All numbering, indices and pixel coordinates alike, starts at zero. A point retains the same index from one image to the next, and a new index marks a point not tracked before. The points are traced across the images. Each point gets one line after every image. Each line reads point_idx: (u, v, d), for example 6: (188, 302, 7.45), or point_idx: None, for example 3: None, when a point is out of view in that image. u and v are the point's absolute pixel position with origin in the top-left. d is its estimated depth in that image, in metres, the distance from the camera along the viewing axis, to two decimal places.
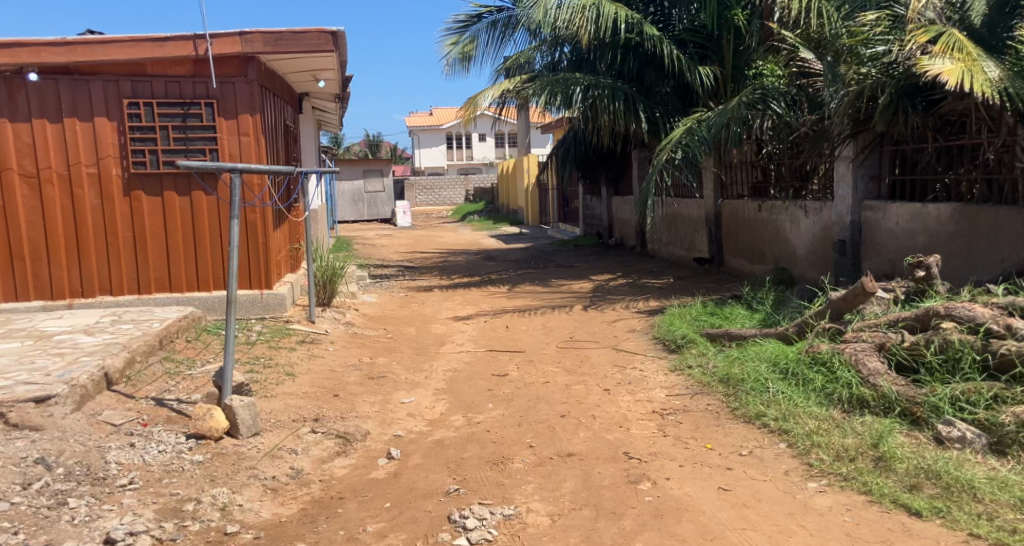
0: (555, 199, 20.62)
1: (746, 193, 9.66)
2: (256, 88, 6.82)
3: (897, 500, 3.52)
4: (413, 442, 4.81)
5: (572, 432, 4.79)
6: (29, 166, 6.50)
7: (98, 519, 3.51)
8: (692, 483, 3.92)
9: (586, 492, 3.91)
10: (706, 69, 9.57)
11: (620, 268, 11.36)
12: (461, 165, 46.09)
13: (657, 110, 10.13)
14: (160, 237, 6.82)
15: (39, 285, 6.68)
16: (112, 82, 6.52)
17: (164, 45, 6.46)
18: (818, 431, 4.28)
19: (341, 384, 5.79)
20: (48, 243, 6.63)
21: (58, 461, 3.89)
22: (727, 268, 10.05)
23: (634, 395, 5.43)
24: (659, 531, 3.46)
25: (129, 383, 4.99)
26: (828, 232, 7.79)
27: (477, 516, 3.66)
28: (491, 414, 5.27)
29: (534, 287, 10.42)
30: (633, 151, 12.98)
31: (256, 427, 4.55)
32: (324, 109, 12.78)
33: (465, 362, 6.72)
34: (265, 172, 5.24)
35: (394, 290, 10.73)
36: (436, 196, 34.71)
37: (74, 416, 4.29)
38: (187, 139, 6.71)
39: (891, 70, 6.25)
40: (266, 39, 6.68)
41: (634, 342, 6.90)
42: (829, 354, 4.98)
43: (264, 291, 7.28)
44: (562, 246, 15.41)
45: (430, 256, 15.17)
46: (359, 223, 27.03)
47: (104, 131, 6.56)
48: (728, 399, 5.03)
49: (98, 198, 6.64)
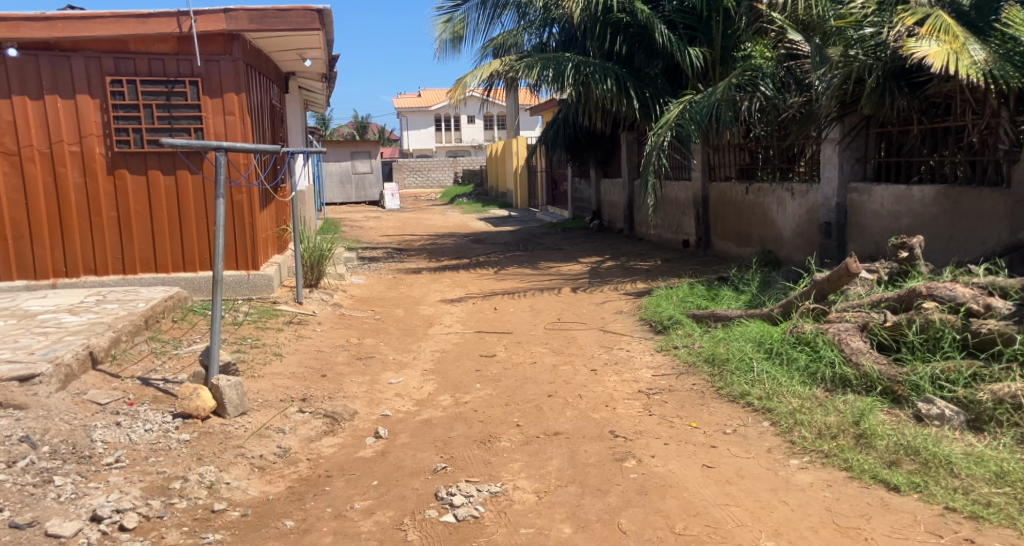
0: (544, 181, 20.60)
1: (733, 175, 9.66)
2: (241, 67, 6.76)
3: (877, 476, 3.58)
4: (401, 421, 4.84)
5: (559, 412, 4.82)
6: (9, 143, 6.42)
7: (84, 497, 3.52)
8: (676, 460, 3.97)
9: (573, 470, 3.95)
10: (696, 49, 9.55)
11: (608, 251, 11.41)
12: (450, 147, 45.91)
13: (646, 90, 10.12)
14: (145, 217, 6.77)
15: (22, 264, 6.63)
16: (95, 59, 6.44)
17: (147, 21, 6.39)
18: (801, 409, 4.32)
19: (329, 364, 5.81)
20: (30, 222, 6.57)
21: (43, 439, 3.87)
22: (714, 251, 10.09)
23: (621, 375, 5.48)
24: (644, 506, 3.51)
25: (115, 361, 4.96)
26: (814, 214, 7.83)
27: (464, 493, 3.70)
28: (479, 394, 5.30)
29: (522, 270, 10.43)
30: (622, 134, 12.89)
31: (242, 407, 4.56)
32: (310, 88, 12.72)
33: (453, 343, 6.74)
34: (251, 150, 5.16)
35: (382, 272, 10.75)
36: (425, 177, 34.57)
37: (58, 395, 4.27)
38: (171, 118, 6.65)
39: (879, 52, 6.30)
40: (252, 17, 6.63)
41: (621, 323, 6.94)
42: (813, 334, 5.02)
43: (251, 272, 7.27)
44: (551, 229, 15.43)
45: (417, 238, 15.10)
46: (347, 205, 26.95)
47: (88, 109, 6.49)
48: (713, 379, 5.08)
49: (81, 177, 6.58)
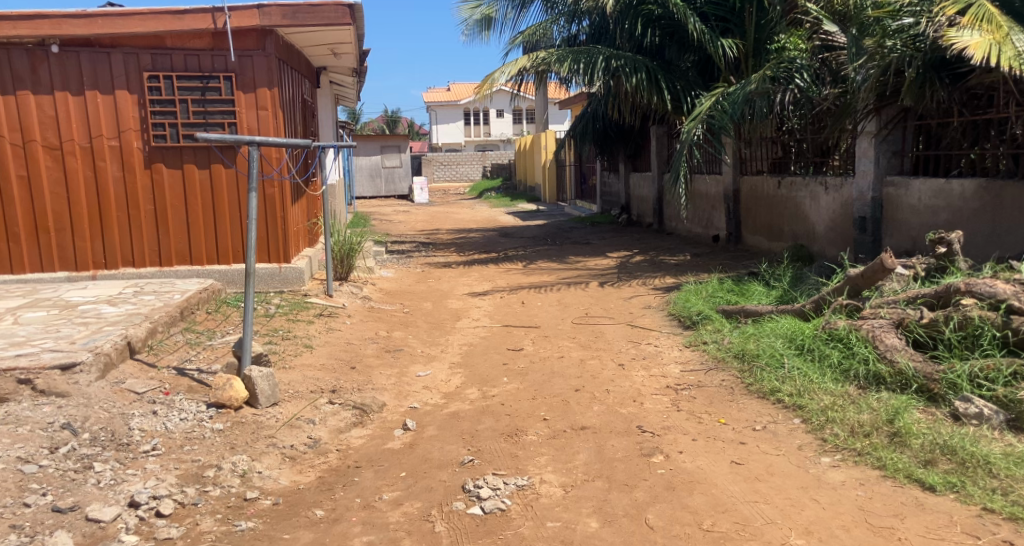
0: (573, 175, 20.50)
1: (765, 169, 9.54)
2: (274, 61, 6.84)
3: (912, 475, 3.54)
4: (429, 413, 4.88)
5: (586, 406, 4.83)
6: (51, 138, 6.57)
7: (122, 483, 3.60)
8: (705, 456, 3.95)
9: (600, 464, 3.96)
10: (728, 40, 9.42)
11: (637, 245, 11.36)
12: (479, 141, 45.96)
13: (677, 83, 10.05)
14: (181, 210, 6.89)
15: (63, 256, 6.78)
16: (133, 54, 6.57)
17: (183, 18, 6.48)
18: (833, 406, 4.28)
19: (358, 356, 5.87)
20: (71, 215, 6.72)
21: (84, 426, 3.96)
22: (745, 245, 9.99)
23: (649, 370, 5.46)
24: (671, 502, 3.51)
25: (152, 351, 5.07)
26: (848, 209, 7.73)
27: (491, 486, 3.73)
28: (506, 388, 5.33)
29: (550, 264, 10.44)
30: (651, 127, 12.80)
31: (274, 398, 4.63)
32: (341, 83, 12.84)
33: (481, 336, 6.77)
34: (284, 144, 5.22)
35: (411, 265, 10.83)
36: (453, 171, 34.65)
37: (98, 383, 4.35)
38: (206, 113, 6.74)
39: (918, 42, 6.21)
40: (284, 13, 6.69)
41: (649, 318, 6.92)
42: (846, 330, 4.96)
43: (283, 265, 7.37)
44: (579, 223, 15.40)
45: (445, 232, 15.16)
46: (377, 198, 27.16)
47: (126, 104, 6.62)
48: (743, 375, 5.04)
49: (119, 170, 6.71)
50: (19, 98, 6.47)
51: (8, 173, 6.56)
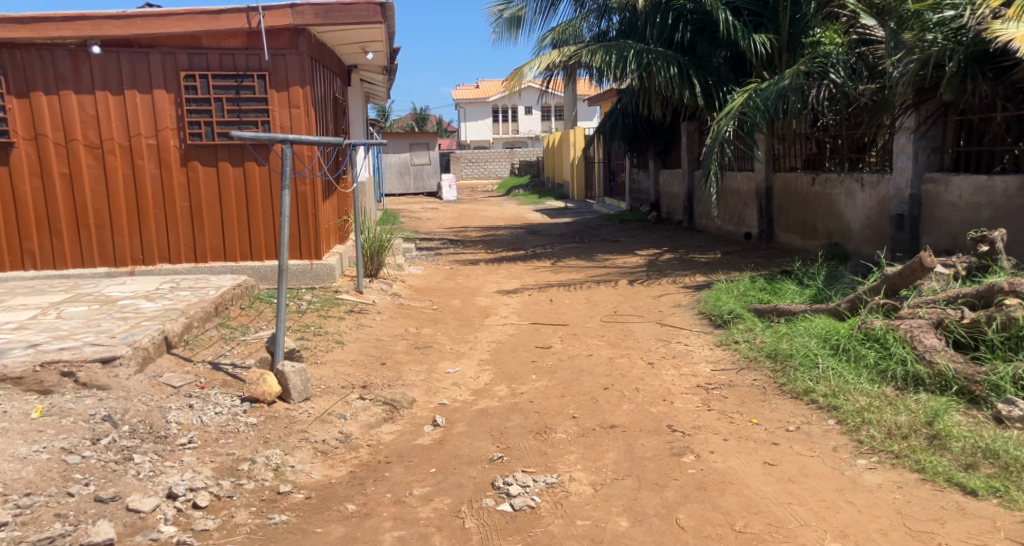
0: (602, 172, 20.40)
1: (799, 165, 9.42)
2: (306, 60, 6.90)
3: (953, 479, 3.48)
4: (458, 410, 4.90)
5: (615, 404, 4.82)
6: (92, 136, 6.71)
7: (161, 475, 3.67)
8: (736, 457, 3.92)
9: (630, 463, 3.95)
10: (761, 35, 9.31)
11: (666, 243, 11.30)
12: (507, 138, 45.95)
13: (709, 78, 9.97)
14: (216, 207, 7.00)
15: (103, 252, 6.92)
16: (170, 54, 6.68)
17: (218, 18, 6.56)
18: (870, 407, 4.22)
19: (388, 352, 5.92)
20: (111, 212, 6.86)
21: (124, 419, 4.04)
22: (777, 243, 9.88)
23: (679, 369, 5.43)
24: (703, 502, 3.49)
25: (187, 346, 5.15)
26: (885, 206, 7.60)
27: (521, 483, 3.74)
28: (535, 385, 5.33)
29: (578, 262, 10.41)
30: (682, 124, 12.68)
31: (306, 393, 4.69)
32: (372, 81, 12.92)
33: (509, 334, 6.78)
34: (316, 142, 5.26)
35: (440, 262, 10.87)
36: (482, 169, 34.71)
37: (137, 377, 4.43)
38: (240, 111, 6.84)
39: (960, 35, 6.08)
40: (317, 11, 6.75)
41: (679, 317, 6.88)
42: (882, 330, 4.89)
43: (314, 261, 7.45)
44: (607, 220, 15.33)
45: (474, 230, 15.20)
46: (406, 196, 27.31)
47: (164, 104, 6.74)
48: (776, 375, 4.98)
49: (157, 168, 6.84)
50: (62, 98, 6.61)
51: (51, 171, 6.71)
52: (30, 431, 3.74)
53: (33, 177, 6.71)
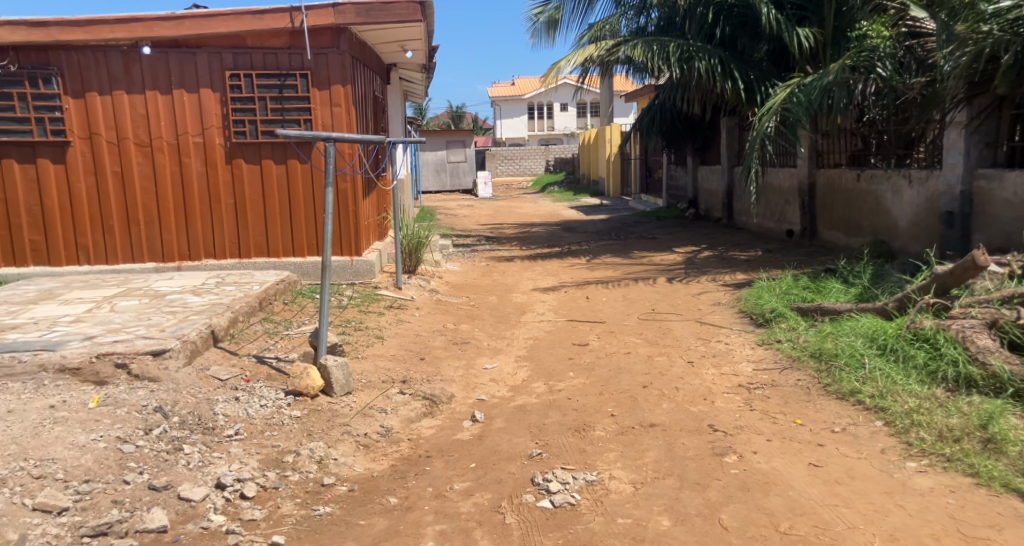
0: (639, 168, 20.26)
1: (843, 161, 9.25)
2: (347, 59, 6.97)
3: (1008, 484, 3.39)
4: (496, 406, 4.92)
5: (655, 403, 4.79)
6: (142, 135, 6.87)
7: (210, 465, 3.74)
8: (780, 457, 3.87)
9: (671, 462, 3.92)
10: (805, 29, 9.14)
11: (705, 240, 11.18)
12: (543, 134, 45.88)
13: (751, 73, 9.85)
14: (259, 204, 7.11)
15: (152, 248, 7.08)
16: (216, 54, 6.80)
17: (263, 17, 6.67)
18: (919, 409, 4.13)
19: (426, 348, 5.96)
20: (159, 208, 7.01)
21: (174, 410, 4.13)
22: (820, 241, 9.71)
23: (719, 368, 5.38)
24: (746, 503, 3.45)
25: (233, 340, 5.25)
26: (934, 203, 7.42)
27: (561, 480, 3.73)
28: (573, 382, 5.32)
29: (615, 259, 10.36)
30: (722, 119, 12.51)
31: (348, 387, 4.74)
32: (410, 79, 13.01)
33: (546, 330, 6.78)
34: (358, 141, 5.32)
35: (476, 259, 10.91)
36: (517, 165, 34.71)
37: (185, 369, 4.52)
38: (283, 110, 6.93)
39: (1016, 27, 5.92)
40: (358, 11, 6.83)
41: (719, 315, 6.81)
42: (932, 330, 4.78)
43: (354, 258, 7.53)
44: (644, 217, 15.23)
45: (509, 227, 15.22)
46: (441, 193, 27.44)
47: (210, 103, 6.86)
48: (820, 375, 4.91)
49: (203, 166, 6.97)
50: (114, 98, 6.77)
51: (104, 169, 6.88)
52: (87, 420, 3.85)
53: (87, 174, 6.88)
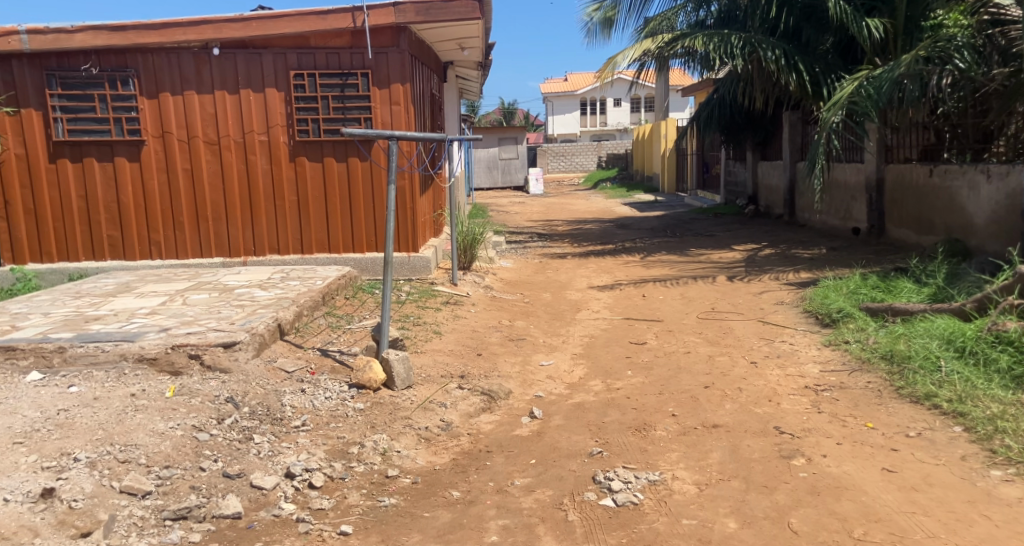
0: (695, 164, 19.94)
1: (915, 156, 8.93)
2: (407, 58, 7.01)
3: None
4: (554, 403, 4.89)
5: (717, 404, 4.69)
6: (210, 134, 7.04)
7: (279, 454, 3.81)
8: (852, 462, 3.75)
9: (736, 464, 3.84)
10: (874, 20, 8.84)
11: (764, 238, 10.95)
12: (595, 131, 45.60)
13: (817, 66, 9.59)
14: (321, 201, 7.21)
15: (220, 243, 7.26)
16: (281, 55, 6.92)
17: (326, 17, 6.77)
18: (1003, 415, 3.96)
19: (483, 343, 5.97)
20: (226, 205, 7.18)
21: (244, 400, 4.22)
22: (889, 239, 9.41)
23: (784, 369, 5.24)
24: (816, 508, 3.35)
25: (298, 333, 5.34)
26: (1015, 200, 7.12)
27: (622, 479, 3.68)
28: (631, 381, 5.25)
29: (671, 257, 10.23)
30: (784, 114, 12.21)
31: (409, 381, 4.77)
32: (466, 77, 13.05)
33: (602, 328, 6.72)
34: (419, 139, 5.34)
35: (529, 256, 10.89)
36: (569, 162, 34.58)
37: (254, 361, 4.61)
38: (345, 108, 7.01)
39: None
40: (418, 9, 6.87)
41: (782, 315, 6.65)
42: (1017, 333, 4.57)
43: (411, 254, 7.58)
44: (701, 214, 14.99)
45: (562, 224, 15.16)
46: (493, 190, 27.51)
47: (275, 102, 6.99)
48: (892, 377, 4.74)
49: (268, 164, 7.11)
50: (185, 98, 6.96)
51: (175, 166, 7.07)
52: (166, 409, 3.96)
53: (160, 172, 7.08)
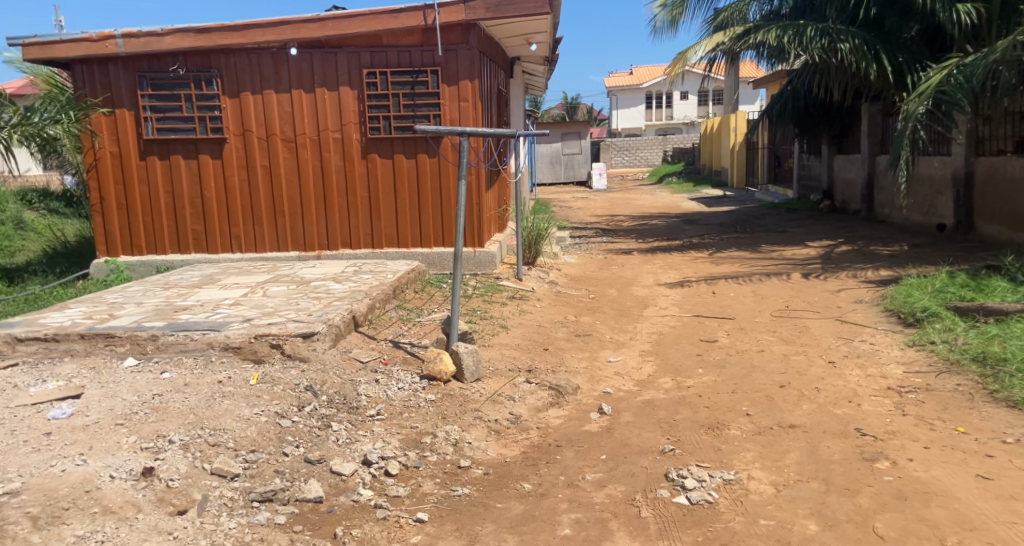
0: (766, 158, 19.44)
1: (1010, 148, 8.48)
2: (476, 55, 7.02)
3: None
4: (623, 399, 4.82)
5: (793, 404, 4.55)
6: (287, 131, 7.20)
7: (356, 442, 3.86)
8: (941, 467, 3.58)
9: (815, 465, 3.71)
10: (965, 5, 8.38)
11: (839, 235, 10.59)
12: (660, 126, 44.98)
13: (900, 55, 9.22)
14: (391, 197, 7.30)
15: (296, 238, 7.42)
16: (355, 54, 7.03)
17: (397, 16, 6.84)
18: None
19: (550, 338, 5.94)
20: (302, 200, 7.34)
21: (322, 389, 4.29)
22: (978, 235, 8.98)
23: (864, 370, 5.05)
24: (903, 513, 3.21)
25: (372, 325, 5.42)
26: None
27: (697, 477, 3.60)
28: (702, 379, 5.15)
29: (741, 253, 9.99)
30: (863, 106, 11.76)
31: (478, 374, 4.77)
32: (533, 72, 13.01)
33: (671, 325, 6.61)
34: (489, 135, 5.33)
35: (593, 252, 10.81)
36: (633, 157, 34.19)
37: (331, 351, 4.70)
38: (414, 106, 7.08)
39: None
40: (487, 5, 6.86)
41: (861, 313, 6.41)
42: None
43: (478, 248, 7.61)
44: (771, 210, 14.61)
45: (627, 220, 14.99)
46: (556, 185, 27.43)
47: (349, 99, 7.11)
48: (984, 380, 4.52)
49: (341, 161, 7.23)
50: (264, 97, 7.13)
51: (254, 163, 7.26)
52: (251, 396, 4.07)
53: (240, 169, 7.28)
